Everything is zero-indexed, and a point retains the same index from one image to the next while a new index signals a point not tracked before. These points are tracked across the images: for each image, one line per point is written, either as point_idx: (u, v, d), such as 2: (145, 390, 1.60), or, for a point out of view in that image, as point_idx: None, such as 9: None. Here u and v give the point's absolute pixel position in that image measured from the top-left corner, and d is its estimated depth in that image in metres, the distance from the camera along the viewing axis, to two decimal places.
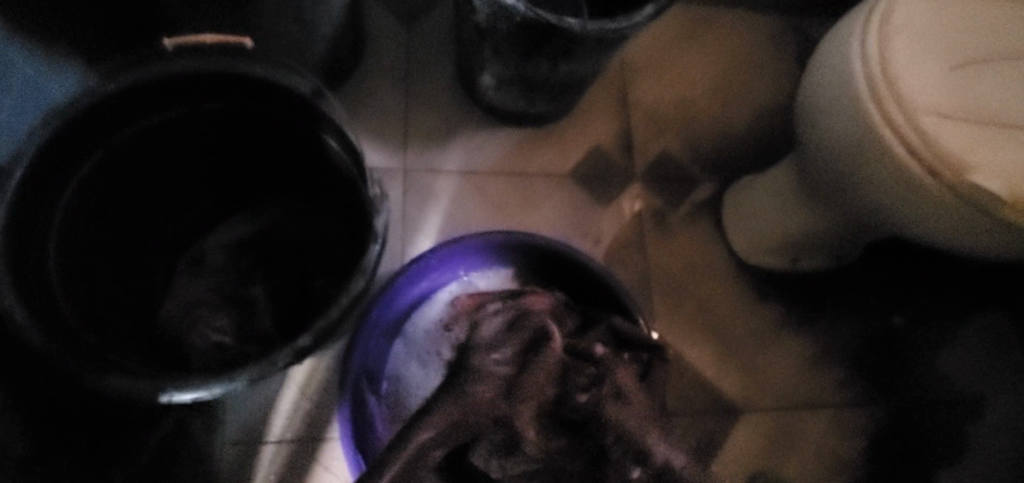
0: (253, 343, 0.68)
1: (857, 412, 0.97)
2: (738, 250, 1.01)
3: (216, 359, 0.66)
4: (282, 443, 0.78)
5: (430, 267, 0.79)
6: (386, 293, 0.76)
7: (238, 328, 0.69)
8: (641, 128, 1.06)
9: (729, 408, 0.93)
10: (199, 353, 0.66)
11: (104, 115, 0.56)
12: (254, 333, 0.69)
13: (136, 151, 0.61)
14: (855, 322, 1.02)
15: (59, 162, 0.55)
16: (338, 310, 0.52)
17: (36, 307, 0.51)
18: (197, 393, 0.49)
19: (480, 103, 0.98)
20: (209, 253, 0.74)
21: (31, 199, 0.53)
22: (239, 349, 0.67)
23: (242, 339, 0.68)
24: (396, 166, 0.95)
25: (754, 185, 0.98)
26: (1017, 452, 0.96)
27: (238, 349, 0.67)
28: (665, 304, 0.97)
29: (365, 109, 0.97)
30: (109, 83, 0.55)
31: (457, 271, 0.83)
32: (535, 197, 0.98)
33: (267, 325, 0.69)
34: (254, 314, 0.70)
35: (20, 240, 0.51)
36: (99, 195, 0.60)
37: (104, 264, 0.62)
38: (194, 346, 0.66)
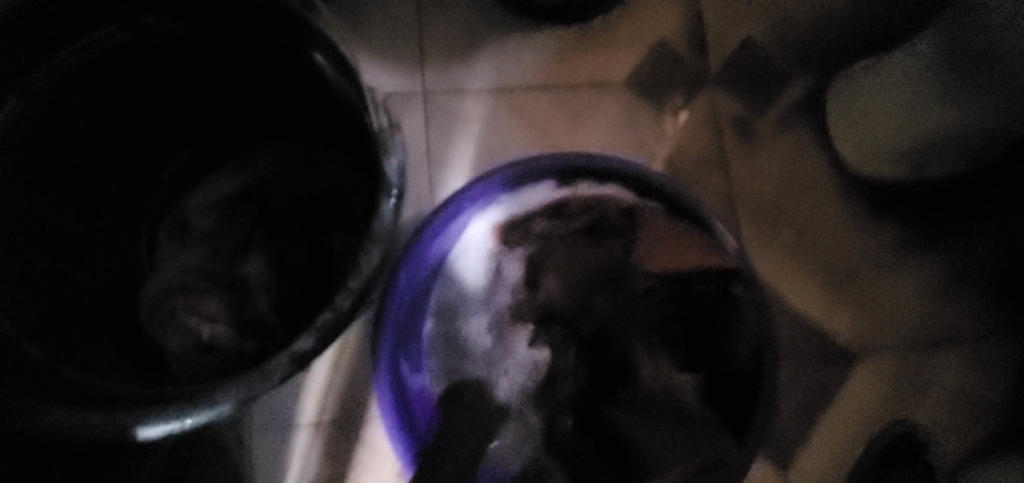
0: (250, 336, 0.54)
1: (1000, 350, 0.79)
2: (847, 159, 0.81)
3: (207, 361, 0.53)
4: (318, 427, 0.68)
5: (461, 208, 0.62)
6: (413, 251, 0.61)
7: (232, 315, 0.56)
8: (714, 14, 0.84)
9: (840, 354, 0.77)
10: (188, 351, 0.55)
11: None
12: (252, 321, 0.55)
13: (69, 94, 0.47)
14: (997, 240, 0.81)
15: None
16: (350, 296, 0.38)
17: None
18: (174, 423, 0.36)
19: (508, 1, 0.78)
20: (194, 217, 0.60)
21: None
22: (234, 345, 0.54)
23: (238, 331, 0.55)
24: (413, 90, 0.77)
25: (871, 73, 0.76)
26: None
27: (234, 345, 0.54)
28: (755, 235, 0.79)
29: (368, 22, 0.78)
30: None
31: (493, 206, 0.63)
32: (585, 114, 0.79)
33: (266, 310, 0.56)
34: (251, 297, 0.57)
35: None
36: (36, 157, 0.48)
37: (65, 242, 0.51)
38: (177, 341, 0.55)
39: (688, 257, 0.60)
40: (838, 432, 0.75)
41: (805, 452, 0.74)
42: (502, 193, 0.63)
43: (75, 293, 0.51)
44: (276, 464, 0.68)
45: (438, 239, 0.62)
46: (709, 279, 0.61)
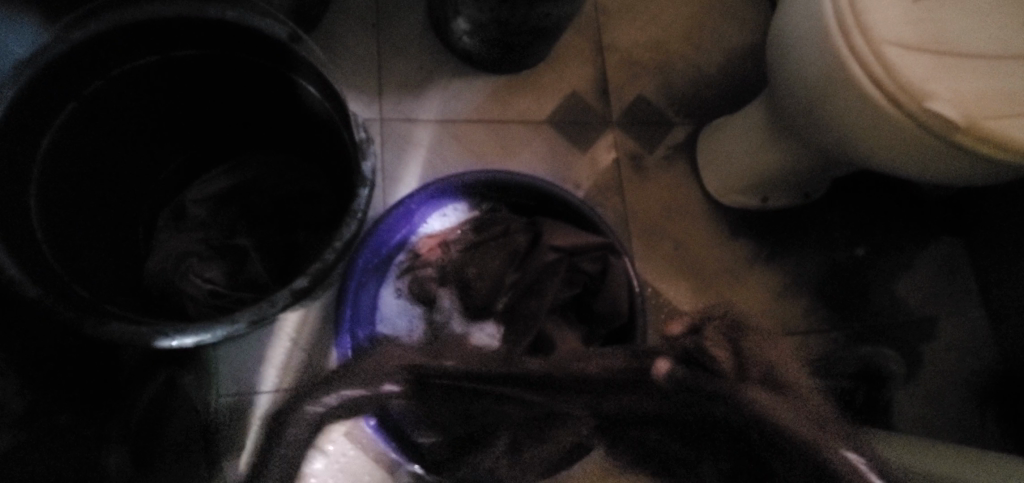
0: (247, 290, 0.71)
1: (823, 338, 1.03)
2: (711, 190, 1.04)
3: (212, 305, 0.68)
4: (279, 392, 0.81)
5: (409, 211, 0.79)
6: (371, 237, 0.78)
7: (230, 276, 0.71)
8: (617, 71, 1.07)
9: (705, 339, 0.99)
10: (192, 301, 0.69)
11: (74, 64, 0.54)
12: (247, 279, 0.71)
13: (109, 103, 0.60)
14: (822, 253, 1.07)
15: (32, 117, 0.53)
16: (331, 253, 0.53)
17: (29, 267, 0.50)
18: (200, 336, 0.50)
19: (455, 51, 0.97)
20: (192, 207, 0.74)
21: (11, 153, 0.51)
22: (235, 295, 0.70)
23: (236, 287, 0.71)
24: (373, 116, 0.94)
25: (726, 125, 1.01)
26: (964, 368, 1.05)
27: (233, 295, 0.70)
28: (643, 246, 1.01)
29: (337, 58, 0.95)
30: (74, 30, 0.52)
31: (432, 210, 0.83)
32: (513, 145, 0.99)
33: (258, 271, 0.72)
34: (245, 263, 0.72)
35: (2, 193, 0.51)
36: (73, 154, 0.59)
37: (89, 225, 0.62)
38: (188, 294, 0.69)
39: (584, 253, 0.79)
40: None
41: None
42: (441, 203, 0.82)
43: (99, 255, 0.63)
44: None
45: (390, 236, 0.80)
46: (599, 270, 0.79)
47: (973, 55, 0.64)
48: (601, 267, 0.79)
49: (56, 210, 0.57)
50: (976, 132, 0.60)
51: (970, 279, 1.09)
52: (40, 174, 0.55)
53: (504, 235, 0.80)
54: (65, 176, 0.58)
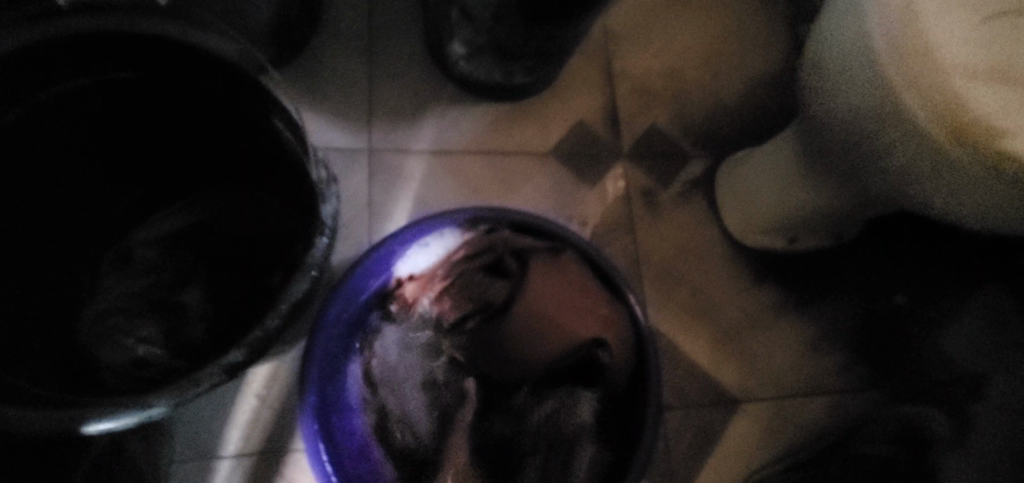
0: (181, 357, 0.61)
1: (860, 397, 0.91)
2: (732, 230, 0.94)
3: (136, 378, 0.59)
4: (241, 458, 0.71)
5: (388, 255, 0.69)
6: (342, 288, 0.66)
7: (168, 338, 0.63)
8: (628, 100, 0.98)
9: (727, 399, 0.88)
10: (118, 368, 0.61)
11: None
12: (183, 343, 0.62)
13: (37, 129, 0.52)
14: (857, 301, 0.96)
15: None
16: (277, 317, 0.43)
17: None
18: (110, 422, 0.40)
19: (451, 75, 0.89)
20: (138, 250, 0.66)
21: None
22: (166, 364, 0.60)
23: (169, 354, 0.61)
24: (362, 146, 0.86)
25: (749, 159, 0.91)
26: None
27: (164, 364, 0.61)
28: (657, 291, 0.91)
29: (322, 82, 0.88)
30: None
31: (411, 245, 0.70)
32: (513, 177, 0.90)
33: (196, 334, 0.62)
34: (183, 324, 0.63)
35: None
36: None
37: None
38: (116, 358, 0.61)
39: (574, 294, 0.71)
40: (722, 466, 0.85)
41: None
42: (427, 237, 0.70)
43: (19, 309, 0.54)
44: None
45: (370, 278, 0.69)
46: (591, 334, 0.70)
47: None
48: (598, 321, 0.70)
49: None
50: None
51: None
52: None
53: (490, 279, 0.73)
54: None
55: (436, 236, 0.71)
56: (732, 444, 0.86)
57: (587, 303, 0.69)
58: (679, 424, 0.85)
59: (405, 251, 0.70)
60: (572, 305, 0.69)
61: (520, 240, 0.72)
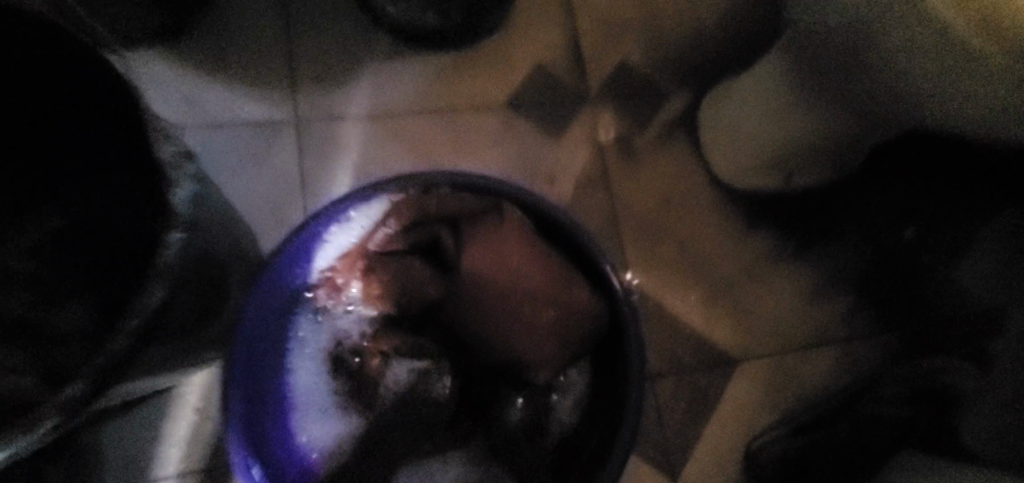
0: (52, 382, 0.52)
1: (869, 343, 0.83)
2: (719, 172, 0.84)
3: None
4: (182, 478, 0.64)
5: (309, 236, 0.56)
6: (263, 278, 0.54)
7: (45, 363, 0.54)
8: (592, 34, 0.86)
9: (723, 360, 0.80)
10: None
11: None
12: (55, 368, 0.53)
13: None
14: (868, 237, 0.87)
15: None
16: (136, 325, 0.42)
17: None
18: None
19: (383, 23, 0.77)
20: (17, 263, 0.59)
21: None
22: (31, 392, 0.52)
23: (39, 379, 0.53)
24: (288, 117, 0.76)
25: (735, 88, 0.80)
26: None
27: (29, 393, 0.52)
28: (639, 249, 0.81)
29: (238, 48, 0.76)
30: None
31: (331, 222, 0.57)
32: (469, 136, 0.80)
33: (70, 356, 0.53)
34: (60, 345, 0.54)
35: None
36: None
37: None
38: None
39: (538, 261, 0.59)
40: (722, 431, 0.77)
41: (689, 459, 0.76)
42: (349, 211, 0.57)
43: None
44: None
45: (296, 262, 0.57)
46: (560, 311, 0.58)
47: None
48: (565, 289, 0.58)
49: None
50: None
51: None
52: None
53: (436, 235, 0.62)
54: None
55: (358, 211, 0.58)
56: (732, 406, 0.78)
57: (537, 261, 0.59)
58: (671, 392, 0.78)
59: (318, 239, 0.57)
60: (516, 262, 0.59)
61: (469, 203, 0.60)
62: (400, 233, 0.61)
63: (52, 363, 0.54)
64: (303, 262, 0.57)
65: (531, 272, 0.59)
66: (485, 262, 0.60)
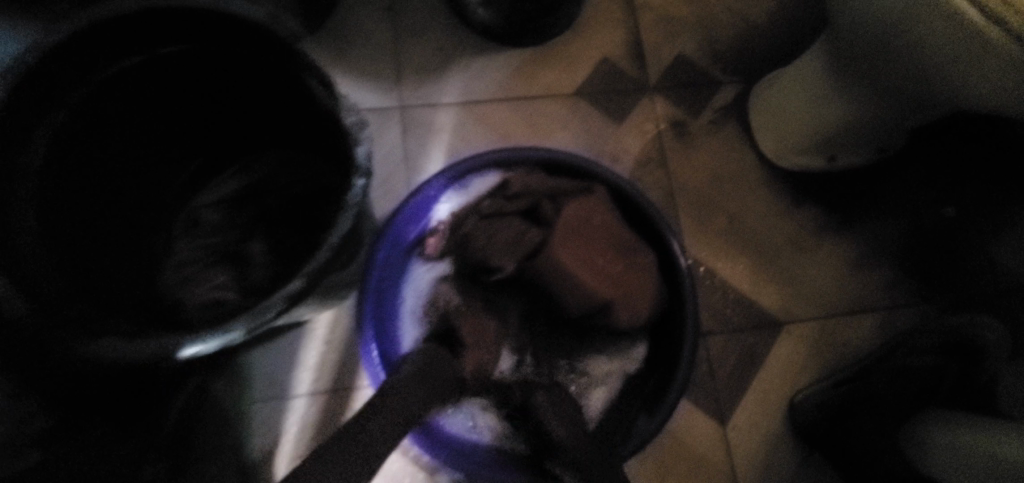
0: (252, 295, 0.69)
1: (910, 312, 0.90)
2: (767, 153, 0.93)
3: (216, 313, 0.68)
4: (314, 395, 0.79)
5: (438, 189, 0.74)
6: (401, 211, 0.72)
7: (239, 283, 0.70)
8: (651, 31, 0.97)
9: (770, 322, 0.88)
10: (197, 307, 0.68)
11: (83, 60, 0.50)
12: (253, 286, 0.70)
13: (113, 101, 0.56)
14: (910, 215, 0.93)
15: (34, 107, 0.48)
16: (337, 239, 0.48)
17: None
18: (198, 346, 0.45)
19: (472, 24, 0.91)
20: (203, 213, 0.73)
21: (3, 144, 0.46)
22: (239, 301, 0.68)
23: (242, 292, 0.69)
24: (393, 105, 0.89)
25: (783, 78, 0.89)
26: None
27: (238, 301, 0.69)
28: (693, 222, 0.91)
29: (351, 46, 0.91)
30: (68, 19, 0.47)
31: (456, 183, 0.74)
32: (542, 122, 0.92)
33: (263, 277, 0.69)
34: (253, 269, 0.70)
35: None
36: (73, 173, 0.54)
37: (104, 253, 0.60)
38: (191, 300, 0.69)
39: (610, 224, 0.70)
40: (767, 385, 0.86)
41: (737, 406, 0.85)
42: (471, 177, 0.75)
43: (85, 270, 0.55)
44: (273, 429, 0.78)
45: (424, 208, 0.74)
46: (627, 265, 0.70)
47: None
48: (630, 250, 0.70)
49: (56, 209, 0.52)
50: None
51: None
52: (40, 164, 0.49)
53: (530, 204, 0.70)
54: (62, 168, 0.53)
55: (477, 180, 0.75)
56: (776, 364, 0.87)
57: (608, 223, 0.70)
58: (720, 349, 0.87)
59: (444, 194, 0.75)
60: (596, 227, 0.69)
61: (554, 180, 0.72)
62: (503, 201, 0.71)
63: (250, 282, 0.70)
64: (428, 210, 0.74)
65: (604, 232, 0.70)
66: (572, 228, 0.69)
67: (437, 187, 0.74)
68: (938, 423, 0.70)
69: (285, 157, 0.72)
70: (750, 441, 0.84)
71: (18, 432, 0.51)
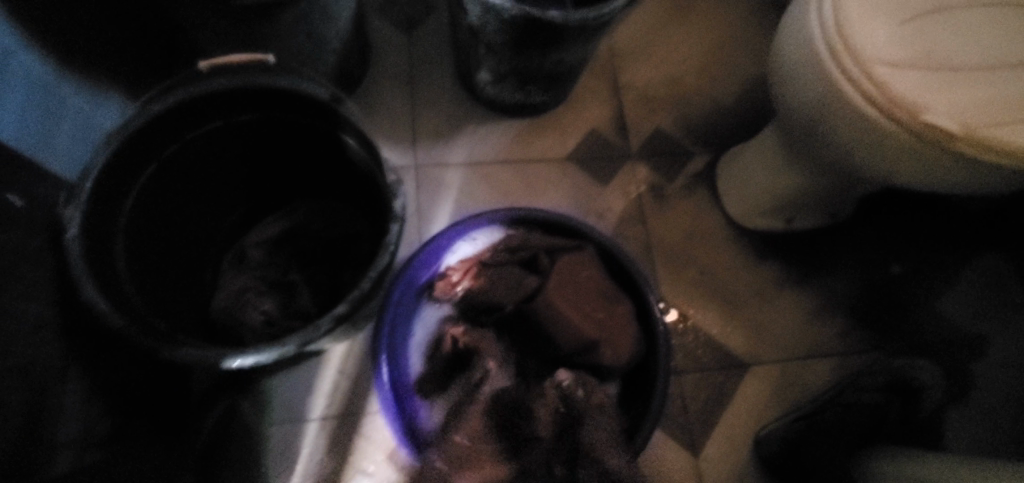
0: (297, 319, 0.78)
1: (862, 358, 1.01)
2: (733, 215, 1.07)
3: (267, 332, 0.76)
4: (326, 419, 0.87)
5: (449, 240, 0.85)
6: (415, 259, 0.82)
7: (283, 308, 0.79)
8: (633, 108, 1.12)
9: (737, 363, 0.99)
10: (252, 329, 0.77)
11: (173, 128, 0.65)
12: (297, 311, 0.79)
13: (191, 159, 0.69)
14: (859, 271, 1.06)
15: (130, 164, 0.63)
16: (374, 273, 0.59)
17: (102, 281, 0.57)
18: (257, 357, 0.56)
19: (480, 98, 1.06)
20: (249, 250, 0.83)
21: (106, 192, 0.60)
22: (286, 323, 0.77)
23: (287, 316, 0.78)
24: (409, 163, 1.03)
25: (744, 152, 1.03)
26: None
27: (285, 324, 0.78)
28: (669, 272, 1.03)
29: (375, 111, 1.05)
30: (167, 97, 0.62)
31: (463, 234, 0.86)
32: (538, 182, 1.05)
33: (308, 304, 0.79)
34: (296, 297, 0.80)
35: (97, 228, 0.59)
36: (154, 216, 0.68)
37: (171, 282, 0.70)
38: (246, 324, 0.77)
39: (594, 271, 0.82)
40: (735, 420, 0.96)
41: (708, 440, 0.94)
42: (477, 230, 0.86)
43: (156, 294, 0.67)
44: (288, 450, 0.85)
45: (435, 256, 0.85)
46: (609, 308, 0.80)
47: (968, 68, 0.66)
48: (611, 294, 0.81)
49: (140, 241, 0.65)
50: (975, 139, 0.61)
51: (1020, 291, 1.06)
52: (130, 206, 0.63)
53: (529, 256, 0.83)
54: (149, 209, 0.66)
55: (482, 232, 0.87)
56: (744, 402, 0.97)
57: (594, 272, 0.81)
58: (693, 386, 0.97)
59: (453, 243, 0.86)
60: (583, 276, 0.81)
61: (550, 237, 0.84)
62: (506, 252, 0.84)
63: (293, 312, 0.79)
64: (439, 257, 0.85)
65: (590, 279, 0.81)
66: (564, 277, 0.80)
67: (447, 237, 0.84)
68: (883, 457, 0.79)
69: (323, 207, 0.85)
70: (720, 473, 0.93)
71: (86, 435, 0.63)
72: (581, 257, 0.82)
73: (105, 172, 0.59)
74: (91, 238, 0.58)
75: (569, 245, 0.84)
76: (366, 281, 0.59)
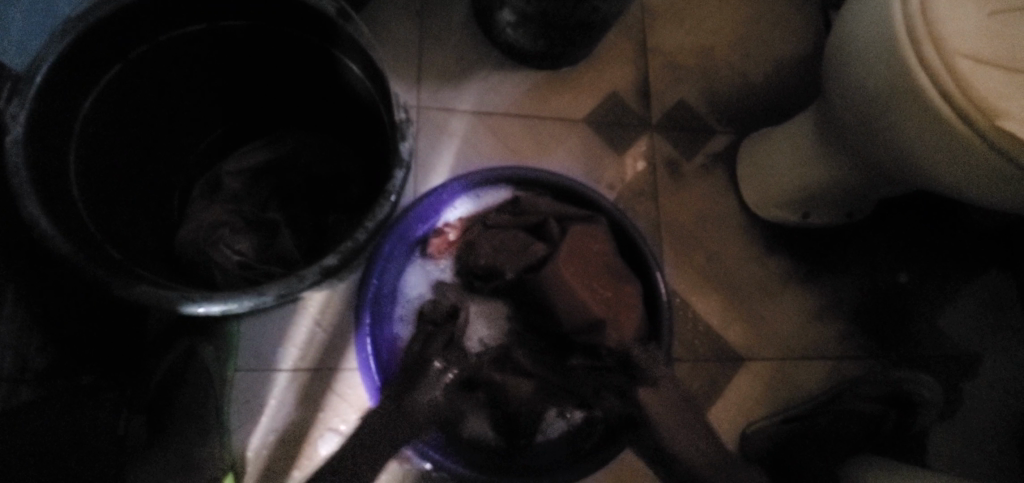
0: (275, 263, 0.70)
1: (857, 364, 0.98)
2: (749, 202, 1.00)
3: (241, 276, 0.67)
4: (296, 372, 0.81)
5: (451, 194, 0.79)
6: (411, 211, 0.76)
7: (260, 249, 0.71)
8: (659, 74, 1.04)
9: (734, 357, 0.95)
10: (225, 271, 0.67)
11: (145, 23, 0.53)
12: (276, 254, 0.71)
13: (165, 64, 0.59)
14: (865, 276, 1.02)
15: (91, 61, 0.52)
16: (371, 226, 0.51)
17: (48, 199, 0.48)
18: (225, 305, 0.48)
19: (498, 42, 0.96)
20: (226, 178, 0.74)
21: (60, 93, 0.50)
22: (263, 267, 0.69)
23: (263, 260, 0.70)
24: (412, 103, 0.94)
25: (772, 136, 0.96)
26: (1004, 436, 0.97)
27: (260, 268, 0.69)
28: (675, 255, 0.98)
29: (381, 42, 0.95)
30: None
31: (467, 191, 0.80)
32: (549, 141, 0.97)
33: (289, 248, 0.71)
34: (277, 238, 0.72)
35: (43, 133, 0.49)
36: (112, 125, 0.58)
37: (133, 206, 0.63)
38: (216, 263, 0.67)
39: (606, 246, 0.75)
40: (724, 414, 0.93)
41: None
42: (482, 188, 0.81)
43: (111, 217, 0.58)
44: (254, 401, 0.80)
45: (433, 209, 0.78)
46: (616, 288, 0.74)
47: None
48: (620, 275, 0.75)
49: (99, 151, 0.56)
50: None
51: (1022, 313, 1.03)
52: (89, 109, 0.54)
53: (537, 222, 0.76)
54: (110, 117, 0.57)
55: (487, 192, 0.81)
56: (735, 396, 0.94)
57: (605, 248, 0.75)
58: (686, 376, 0.93)
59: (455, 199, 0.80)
60: (595, 249, 0.74)
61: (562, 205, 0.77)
62: (511, 215, 0.78)
63: (274, 256, 0.70)
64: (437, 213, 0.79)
65: (600, 255, 0.74)
66: (574, 249, 0.73)
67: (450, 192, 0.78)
68: (869, 467, 0.76)
69: (314, 140, 0.76)
70: None
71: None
72: (593, 230, 0.75)
73: (60, 67, 0.49)
74: (38, 146, 0.48)
75: (581, 216, 0.77)
76: (361, 232, 0.51)
